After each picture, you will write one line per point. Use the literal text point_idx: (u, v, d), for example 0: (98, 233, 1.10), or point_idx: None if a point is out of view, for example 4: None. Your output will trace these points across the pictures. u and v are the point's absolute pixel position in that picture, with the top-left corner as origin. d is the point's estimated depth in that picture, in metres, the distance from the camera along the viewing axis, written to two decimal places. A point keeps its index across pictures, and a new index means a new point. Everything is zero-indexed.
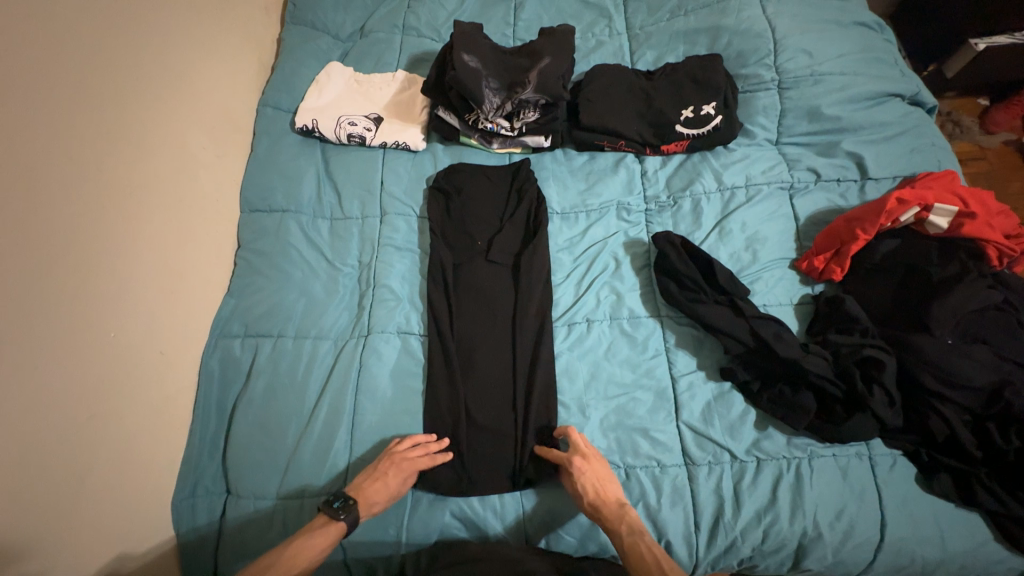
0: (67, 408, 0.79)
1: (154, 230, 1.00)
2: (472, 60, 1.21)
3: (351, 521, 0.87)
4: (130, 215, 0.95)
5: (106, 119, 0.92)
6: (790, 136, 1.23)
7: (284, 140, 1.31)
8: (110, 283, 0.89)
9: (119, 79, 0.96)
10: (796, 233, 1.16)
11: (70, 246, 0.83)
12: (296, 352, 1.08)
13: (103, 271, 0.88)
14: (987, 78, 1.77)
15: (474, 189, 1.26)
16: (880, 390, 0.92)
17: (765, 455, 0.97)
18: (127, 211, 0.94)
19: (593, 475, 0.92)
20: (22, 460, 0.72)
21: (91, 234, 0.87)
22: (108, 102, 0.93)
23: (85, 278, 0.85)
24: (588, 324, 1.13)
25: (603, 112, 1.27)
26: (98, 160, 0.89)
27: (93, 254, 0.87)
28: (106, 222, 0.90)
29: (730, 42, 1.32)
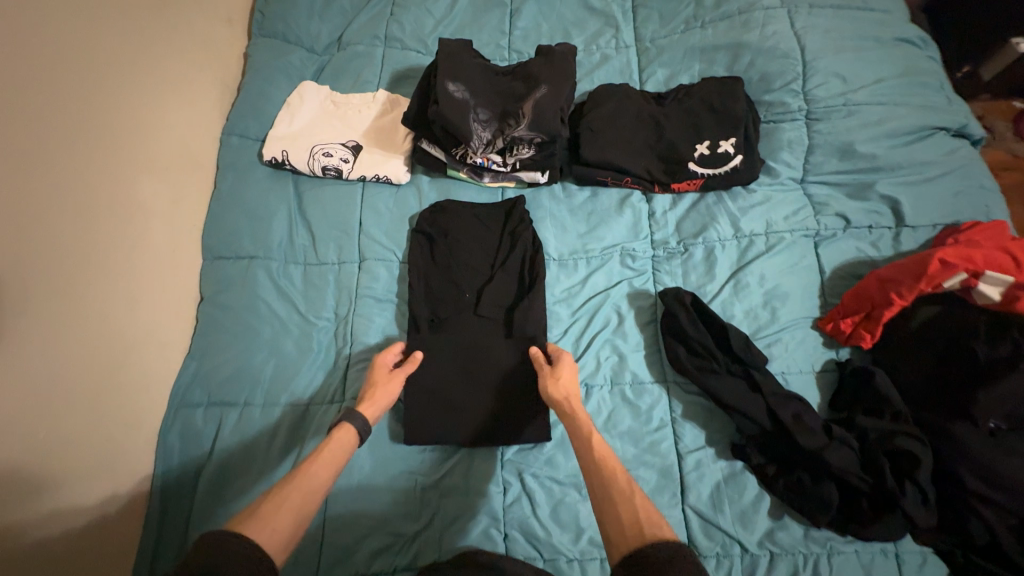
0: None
1: (94, 297, 0.89)
2: (459, 89, 1.07)
3: (363, 428, 0.85)
4: (63, 285, 0.84)
5: (27, 178, 0.81)
6: (817, 175, 1.09)
7: (251, 173, 1.18)
8: (41, 368, 0.79)
9: (46, 128, 0.85)
10: (821, 288, 1.04)
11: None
12: (264, 423, 0.98)
13: (32, 355, 0.78)
14: None
15: (463, 232, 1.14)
16: (913, 487, 0.82)
17: (780, 550, 0.87)
18: (59, 281, 0.84)
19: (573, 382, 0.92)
20: None
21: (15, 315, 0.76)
22: (29, 157, 0.81)
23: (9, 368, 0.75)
24: (587, 390, 1.02)
25: (607, 144, 1.13)
26: (21, 229, 0.79)
27: (18, 339, 0.77)
28: (33, 300, 0.79)
29: (752, 62, 1.16)
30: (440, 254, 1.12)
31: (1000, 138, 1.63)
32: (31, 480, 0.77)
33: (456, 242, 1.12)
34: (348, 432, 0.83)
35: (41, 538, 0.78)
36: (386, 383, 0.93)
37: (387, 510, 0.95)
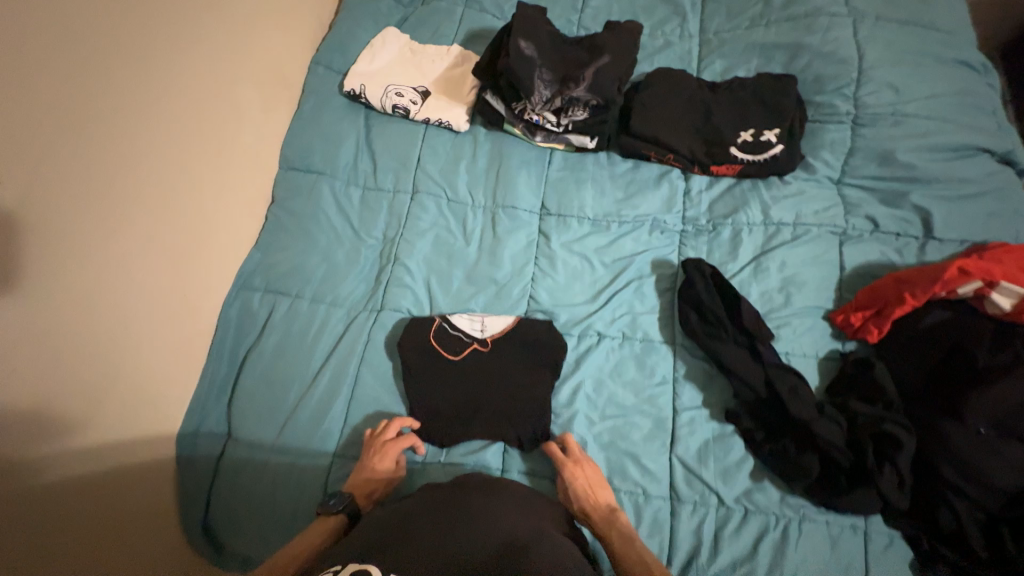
0: (68, 345, 0.81)
1: (184, 180, 1.02)
2: (529, 48, 1.17)
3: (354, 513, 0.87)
4: (160, 164, 0.97)
5: (160, 59, 0.96)
6: (854, 178, 1.13)
7: (330, 101, 1.32)
8: (133, 228, 0.91)
9: (184, 22, 1.01)
10: (838, 283, 1.09)
11: (89, 189, 0.84)
12: (310, 315, 1.11)
13: (126, 213, 0.90)
14: None
15: (444, 333, 1.07)
16: (891, 469, 0.87)
17: (754, 507, 0.94)
18: (155, 160, 0.95)
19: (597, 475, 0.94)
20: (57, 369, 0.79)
21: (141, 166, 0.92)
22: (169, 43, 0.98)
23: (103, 223, 0.86)
24: (599, 338, 1.10)
25: (656, 120, 1.21)
26: (150, 97, 0.94)
27: (142, 187, 0.93)
28: (157, 159, 0.96)
29: (809, 63, 1.21)
30: (421, 372, 1.04)
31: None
32: (133, 306, 0.92)
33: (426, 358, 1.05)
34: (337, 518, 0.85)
35: (124, 356, 0.91)
36: (384, 469, 0.94)
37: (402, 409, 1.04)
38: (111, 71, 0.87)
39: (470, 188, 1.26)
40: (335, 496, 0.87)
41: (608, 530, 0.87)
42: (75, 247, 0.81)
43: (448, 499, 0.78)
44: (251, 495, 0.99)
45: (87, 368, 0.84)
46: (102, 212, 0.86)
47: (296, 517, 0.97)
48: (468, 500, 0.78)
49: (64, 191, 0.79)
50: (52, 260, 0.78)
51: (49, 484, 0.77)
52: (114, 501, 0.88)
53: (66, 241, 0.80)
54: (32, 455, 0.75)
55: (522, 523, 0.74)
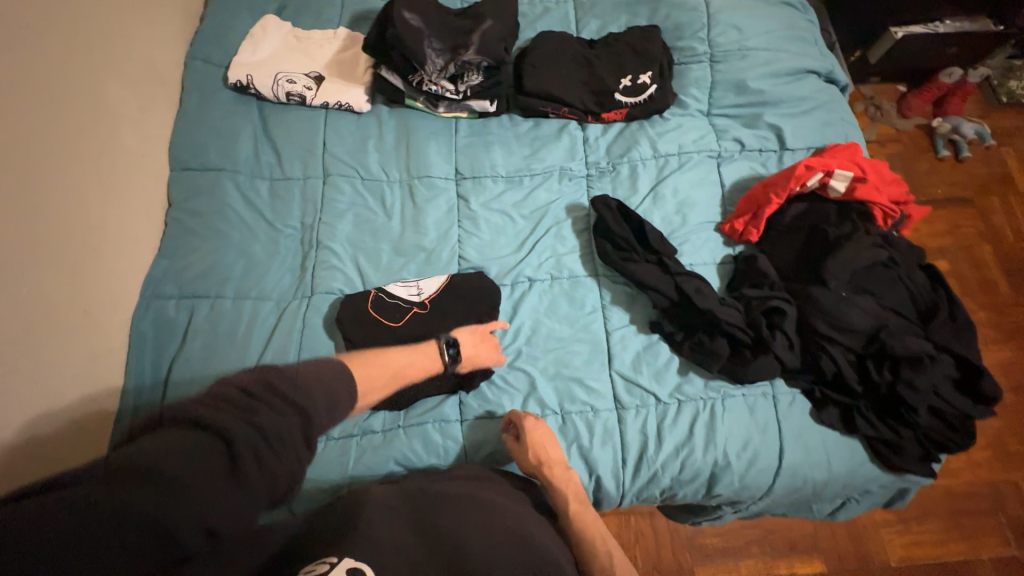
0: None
1: (49, 192, 0.91)
2: (414, 18, 1.22)
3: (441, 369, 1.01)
4: (17, 173, 0.86)
5: (15, 55, 0.88)
6: (720, 108, 1.31)
7: (216, 96, 1.26)
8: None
9: (37, 15, 0.93)
10: (722, 199, 1.26)
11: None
12: (236, 312, 1.07)
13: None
14: (910, 64, 1.85)
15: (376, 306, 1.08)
16: (781, 335, 1.04)
17: (685, 398, 1.07)
18: (11, 169, 0.85)
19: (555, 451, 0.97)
20: None
21: (7, 172, 0.84)
22: (23, 38, 0.90)
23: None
24: (531, 282, 1.18)
25: (547, 78, 1.30)
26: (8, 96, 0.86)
27: (15, 196, 0.85)
28: (28, 166, 0.88)
29: (668, 14, 1.37)
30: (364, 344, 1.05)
31: (886, 115, 1.89)
32: (27, 326, 0.84)
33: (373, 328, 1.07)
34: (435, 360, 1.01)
35: (23, 380, 0.83)
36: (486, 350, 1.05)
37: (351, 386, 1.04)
38: None
39: (383, 165, 1.27)
40: (454, 349, 1.01)
41: (573, 506, 0.91)
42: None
43: (419, 487, 0.81)
44: None
45: None
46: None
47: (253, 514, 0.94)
48: (451, 489, 0.82)
49: None
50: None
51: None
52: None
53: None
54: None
55: (507, 503, 0.81)
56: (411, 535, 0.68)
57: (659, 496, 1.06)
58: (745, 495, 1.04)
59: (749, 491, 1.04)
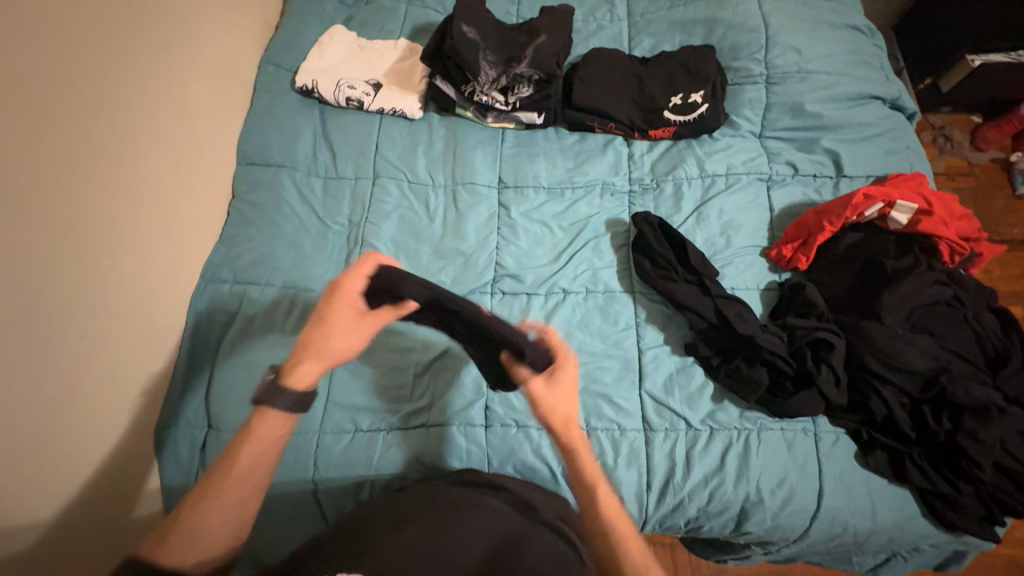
0: (36, 339, 0.80)
1: (135, 180, 1.00)
2: (471, 31, 1.27)
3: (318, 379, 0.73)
4: (109, 161, 0.95)
5: (122, 56, 0.98)
6: (774, 131, 1.28)
7: (283, 97, 1.36)
8: (85, 225, 0.89)
9: (140, 19, 1.03)
10: (770, 223, 1.22)
11: (40, 184, 0.82)
12: (283, 300, 1.13)
13: (93, 206, 0.91)
14: (987, 94, 1.72)
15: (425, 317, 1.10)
16: (827, 369, 0.99)
17: (718, 425, 1.03)
18: (104, 157, 0.94)
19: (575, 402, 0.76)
20: (29, 357, 0.79)
21: (105, 159, 0.94)
22: (129, 41, 1.00)
23: (57, 220, 0.85)
24: (565, 294, 1.18)
25: (596, 93, 1.31)
26: (114, 92, 0.96)
27: (108, 181, 0.95)
28: (123, 155, 0.98)
29: (725, 34, 1.36)
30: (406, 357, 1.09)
31: (957, 147, 1.78)
32: (103, 298, 0.93)
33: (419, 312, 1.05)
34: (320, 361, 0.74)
35: (96, 347, 0.91)
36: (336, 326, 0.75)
37: (378, 383, 1.07)
38: (75, 66, 0.88)
39: (430, 170, 1.31)
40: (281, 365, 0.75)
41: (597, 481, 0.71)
42: (27, 242, 0.80)
43: (433, 488, 0.82)
44: None
45: (62, 359, 0.84)
46: (55, 210, 0.84)
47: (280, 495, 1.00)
48: (455, 495, 0.79)
49: (35, 184, 0.81)
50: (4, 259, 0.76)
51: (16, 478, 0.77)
52: (84, 500, 0.90)
53: (20, 238, 0.79)
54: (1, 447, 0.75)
55: (510, 515, 0.77)
56: (413, 535, 0.69)
57: (683, 526, 1.02)
58: (777, 536, 0.98)
59: (782, 532, 0.98)
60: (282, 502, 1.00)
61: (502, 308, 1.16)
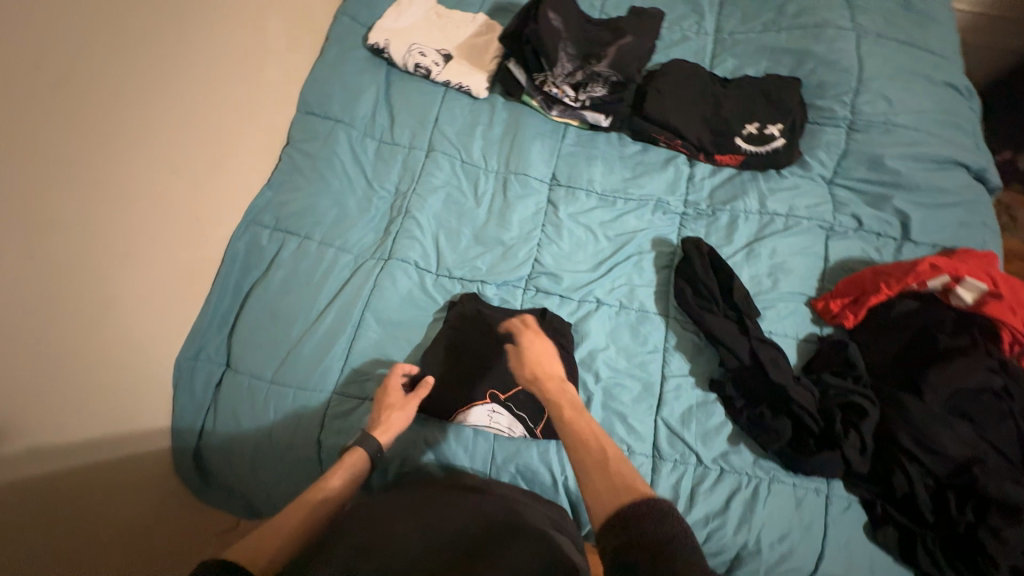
0: (77, 248, 0.81)
1: (190, 109, 1.00)
2: (556, 20, 1.24)
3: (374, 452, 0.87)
4: (165, 84, 0.94)
5: None
6: (845, 179, 1.22)
7: (353, 52, 1.34)
8: (141, 143, 0.90)
9: None
10: (821, 273, 1.17)
11: (102, 93, 0.83)
12: (318, 257, 1.13)
13: (146, 130, 0.91)
14: None
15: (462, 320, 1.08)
16: (855, 435, 0.95)
17: (729, 468, 1.00)
18: (170, 80, 0.95)
19: (548, 352, 0.85)
20: (65, 270, 0.79)
21: (160, 83, 0.93)
22: None
23: (117, 134, 0.86)
24: (597, 304, 1.15)
25: (669, 106, 1.27)
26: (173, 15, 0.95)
27: (163, 106, 0.94)
28: (178, 81, 0.97)
29: (814, 70, 1.30)
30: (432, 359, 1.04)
31: None
32: (148, 223, 0.93)
33: (464, 336, 1.06)
34: (360, 456, 0.85)
35: (140, 270, 0.92)
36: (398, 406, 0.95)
37: (392, 359, 1.06)
38: None
39: (484, 153, 1.29)
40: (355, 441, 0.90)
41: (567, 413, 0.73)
42: (80, 150, 0.80)
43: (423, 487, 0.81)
44: (241, 425, 1.02)
45: (100, 277, 0.85)
46: (114, 123, 0.85)
47: (283, 449, 1.01)
48: (450, 491, 0.78)
49: (87, 96, 0.80)
50: (48, 164, 0.76)
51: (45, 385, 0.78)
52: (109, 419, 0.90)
53: (74, 143, 0.79)
54: (35, 347, 0.76)
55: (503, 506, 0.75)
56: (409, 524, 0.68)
57: None
58: None
59: None
60: (285, 454, 1.01)
61: (531, 305, 1.14)
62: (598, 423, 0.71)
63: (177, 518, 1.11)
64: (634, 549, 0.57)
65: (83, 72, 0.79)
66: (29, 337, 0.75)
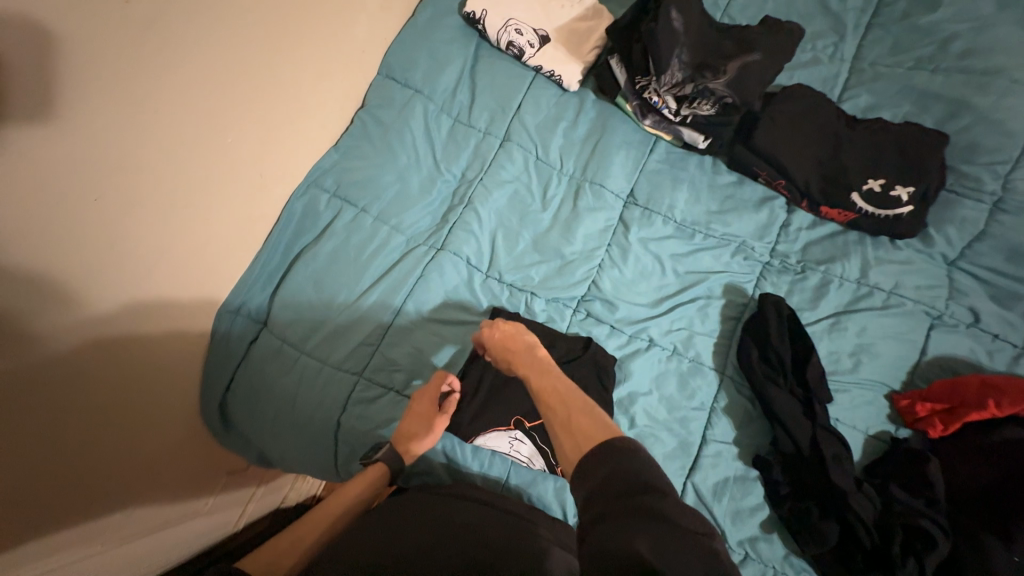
0: (137, 189, 0.80)
1: (266, 61, 0.96)
2: (678, 19, 1.09)
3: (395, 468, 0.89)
4: (243, 30, 0.90)
5: None
6: (971, 265, 1.05)
7: (445, 18, 1.25)
8: (213, 94, 0.88)
9: None
10: (913, 366, 1.02)
11: (180, 35, 0.80)
12: (371, 233, 1.09)
13: (219, 76, 0.88)
14: None
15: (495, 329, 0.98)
16: (914, 565, 0.84)
17: (754, 555, 0.91)
18: (251, 27, 0.91)
19: (518, 329, 0.91)
20: (121, 210, 0.79)
21: (238, 29, 0.89)
22: None
23: (192, 82, 0.84)
24: (649, 343, 1.06)
25: (781, 138, 1.11)
26: None
27: (238, 53, 0.90)
28: (258, 28, 0.93)
29: (968, 127, 1.10)
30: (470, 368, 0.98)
31: None
32: (210, 172, 0.91)
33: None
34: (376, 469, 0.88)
35: (200, 220, 0.92)
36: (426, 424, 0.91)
37: (424, 355, 1.02)
38: None
39: (562, 153, 1.18)
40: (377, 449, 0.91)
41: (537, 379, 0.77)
42: (152, 95, 0.79)
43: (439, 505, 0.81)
44: (267, 387, 1.02)
45: (157, 221, 0.85)
46: (189, 68, 0.83)
47: (303, 420, 1.00)
48: (462, 518, 0.77)
49: (163, 35, 0.78)
50: (116, 100, 0.74)
51: (92, 323, 0.79)
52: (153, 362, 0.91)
53: (145, 86, 0.78)
54: (87, 284, 0.77)
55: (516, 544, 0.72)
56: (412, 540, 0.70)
57: None
58: None
59: None
60: (304, 425, 1.01)
61: (578, 330, 1.06)
62: (569, 384, 0.75)
63: (200, 464, 1.12)
64: (618, 493, 0.54)
65: (164, 13, 0.77)
66: (81, 272, 0.75)
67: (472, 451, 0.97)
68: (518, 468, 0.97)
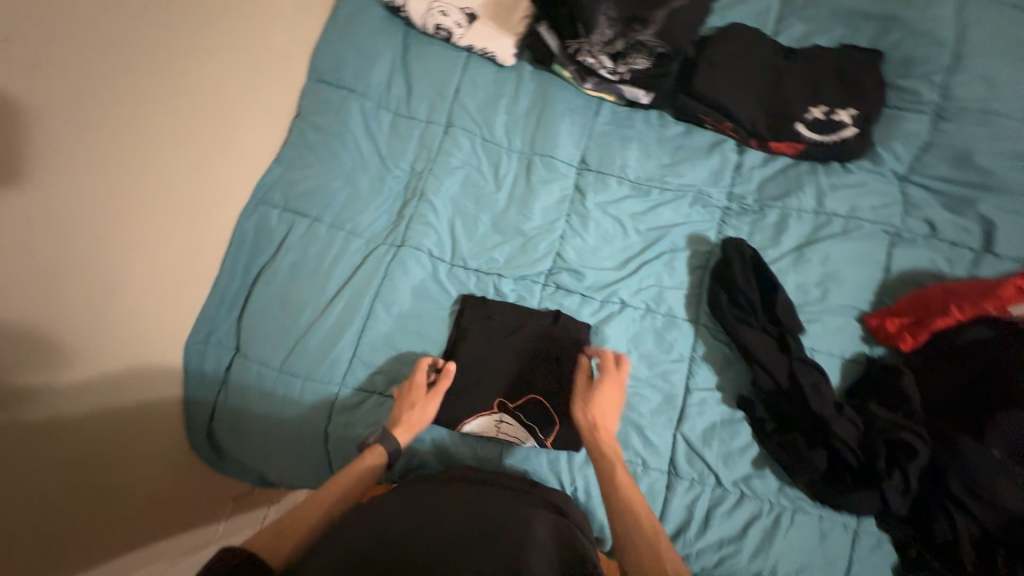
0: (72, 238, 0.79)
1: (180, 87, 0.95)
2: None
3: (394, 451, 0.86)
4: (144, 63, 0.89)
5: None
6: (922, 177, 1.07)
7: (367, 11, 1.21)
8: (133, 134, 0.87)
9: None
10: (879, 285, 1.04)
11: (77, 77, 0.79)
12: (328, 241, 1.07)
13: (130, 112, 0.87)
14: None
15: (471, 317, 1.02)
16: (899, 476, 0.88)
17: (750, 492, 0.94)
18: (153, 58, 0.90)
19: (610, 404, 0.89)
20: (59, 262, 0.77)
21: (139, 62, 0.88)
22: None
23: (108, 127, 0.83)
24: (621, 305, 1.07)
25: (721, 81, 1.10)
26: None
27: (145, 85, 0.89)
28: (160, 58, 0.91)
29: (900, 42, 1.10)
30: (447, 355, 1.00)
31: None
32: (147, 208, 0.89)
33: (474, 330, 1.01)
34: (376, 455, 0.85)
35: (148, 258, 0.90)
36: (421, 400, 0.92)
37: (402, 352, 1.02)
38: None
39: (509, 130, 1.17)
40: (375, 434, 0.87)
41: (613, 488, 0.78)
42: (63, 141, 0.77)
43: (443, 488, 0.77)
44: (248, 412, 1.01)
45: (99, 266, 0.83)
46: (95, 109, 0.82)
47: (291, 437, 1.00)
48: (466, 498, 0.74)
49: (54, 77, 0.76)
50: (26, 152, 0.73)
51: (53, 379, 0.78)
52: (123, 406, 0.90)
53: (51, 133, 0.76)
54: (37, 343, 0.75)
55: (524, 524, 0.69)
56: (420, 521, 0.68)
57: None
58: None
59: None
60: (294, 441, 1.00)
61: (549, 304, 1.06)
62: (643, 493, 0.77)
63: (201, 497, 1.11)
64: None
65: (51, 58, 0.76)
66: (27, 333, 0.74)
67: (463, 439, 0.98)
68: (511, 448, 0.98)
